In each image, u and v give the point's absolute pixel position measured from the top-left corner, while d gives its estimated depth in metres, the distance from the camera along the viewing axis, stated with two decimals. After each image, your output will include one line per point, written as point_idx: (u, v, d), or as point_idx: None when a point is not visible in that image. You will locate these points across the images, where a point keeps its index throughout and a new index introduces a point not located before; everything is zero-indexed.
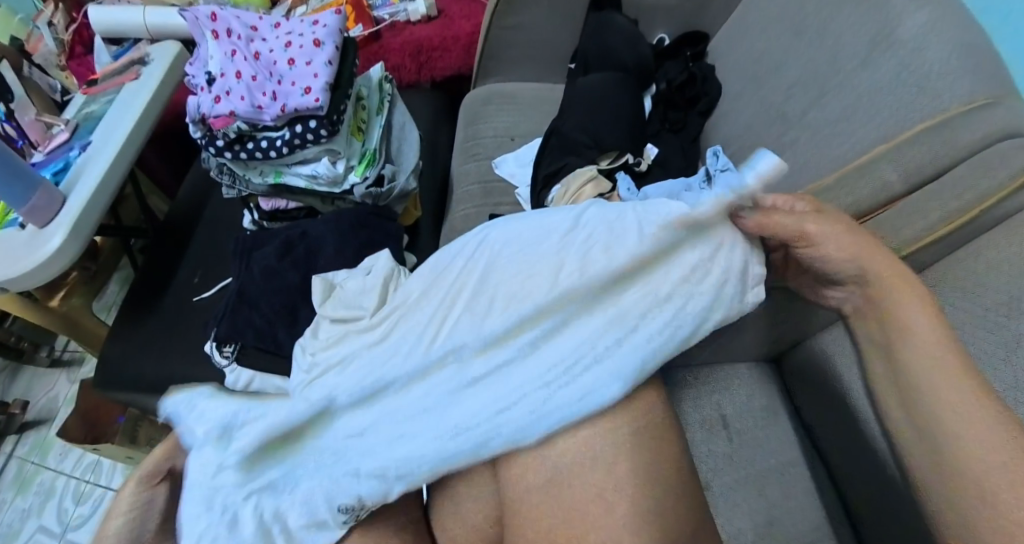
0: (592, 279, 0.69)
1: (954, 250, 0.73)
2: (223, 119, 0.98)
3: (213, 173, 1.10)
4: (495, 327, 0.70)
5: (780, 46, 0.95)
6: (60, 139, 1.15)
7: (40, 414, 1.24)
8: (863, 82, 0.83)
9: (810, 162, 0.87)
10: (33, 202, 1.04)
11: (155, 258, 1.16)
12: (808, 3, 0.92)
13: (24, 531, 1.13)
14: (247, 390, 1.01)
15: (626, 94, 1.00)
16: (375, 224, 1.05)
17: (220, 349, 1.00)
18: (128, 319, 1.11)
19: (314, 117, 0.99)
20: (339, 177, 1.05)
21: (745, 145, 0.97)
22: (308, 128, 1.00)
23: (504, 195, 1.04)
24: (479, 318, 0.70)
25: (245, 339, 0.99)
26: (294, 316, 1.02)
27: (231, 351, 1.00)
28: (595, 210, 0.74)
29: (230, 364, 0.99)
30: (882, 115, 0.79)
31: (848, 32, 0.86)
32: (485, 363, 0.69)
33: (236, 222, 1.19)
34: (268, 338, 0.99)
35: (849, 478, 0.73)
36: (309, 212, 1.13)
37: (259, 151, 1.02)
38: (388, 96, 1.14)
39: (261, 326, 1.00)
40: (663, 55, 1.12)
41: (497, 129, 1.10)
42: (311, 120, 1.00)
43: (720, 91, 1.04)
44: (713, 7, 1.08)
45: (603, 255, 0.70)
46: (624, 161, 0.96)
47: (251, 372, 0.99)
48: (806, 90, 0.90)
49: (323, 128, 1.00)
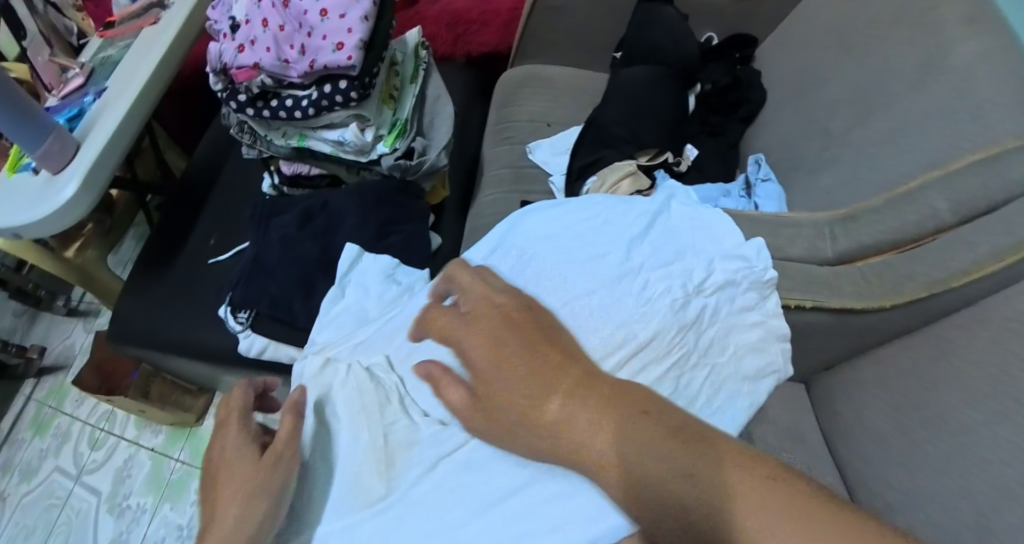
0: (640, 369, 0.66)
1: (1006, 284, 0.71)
2: (246, 72, 0.95)
3: (234, 131, 1.07)
4: None
5: (827, 60, 0.93)
6: (75, 83, 1.11)
7: (57, 360, 1.24)
8: (914, 106, 0.81)
9: (852, 182, 0.85)
10: (45, 148, 1.01)
11: (169, 216, 1.14)
12: (862, 18, 0.90)
13: (42, 470, 1.15)
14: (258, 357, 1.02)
15: (672, 90, 0.97)
16: (400, 201, 1.03)
17: (234, 314, 1.00)
18: (144, 276, 1.10)
19: (345, 77, 0.94)
20: (367, 146, 1.01)
21: (787, 155, 0.95)
22: (337, 90, 0.94)
23: (534, 182, 1.03)
24: None
25: (260, 308, 0.99)
26: (312, 288, 0.99)
27: (245, 318, 1.00)
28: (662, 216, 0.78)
29: (245, 330, 1.00)
30: (932, 140, 0.78)
31: (899, 52, 0.84)
32: None
33: (255, 185, 1.16)
34: (283, 307, 0.98)
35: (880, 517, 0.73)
36: (331, 181, 1.11)
37: (283, 110, 0.98)
38: (423, 64, 1.09)
39: (276, 296, 0.99)
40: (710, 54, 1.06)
41: (531, 113, 1.08)
42: (341, 80, 0.94)
43: (765, 99, 1.02)
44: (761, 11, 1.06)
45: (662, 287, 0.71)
46: (664, 160, 0.96)
47: (265, 339, 1.00)
48: (853, 106, 0.88)
49: (354, 90, 0.94)
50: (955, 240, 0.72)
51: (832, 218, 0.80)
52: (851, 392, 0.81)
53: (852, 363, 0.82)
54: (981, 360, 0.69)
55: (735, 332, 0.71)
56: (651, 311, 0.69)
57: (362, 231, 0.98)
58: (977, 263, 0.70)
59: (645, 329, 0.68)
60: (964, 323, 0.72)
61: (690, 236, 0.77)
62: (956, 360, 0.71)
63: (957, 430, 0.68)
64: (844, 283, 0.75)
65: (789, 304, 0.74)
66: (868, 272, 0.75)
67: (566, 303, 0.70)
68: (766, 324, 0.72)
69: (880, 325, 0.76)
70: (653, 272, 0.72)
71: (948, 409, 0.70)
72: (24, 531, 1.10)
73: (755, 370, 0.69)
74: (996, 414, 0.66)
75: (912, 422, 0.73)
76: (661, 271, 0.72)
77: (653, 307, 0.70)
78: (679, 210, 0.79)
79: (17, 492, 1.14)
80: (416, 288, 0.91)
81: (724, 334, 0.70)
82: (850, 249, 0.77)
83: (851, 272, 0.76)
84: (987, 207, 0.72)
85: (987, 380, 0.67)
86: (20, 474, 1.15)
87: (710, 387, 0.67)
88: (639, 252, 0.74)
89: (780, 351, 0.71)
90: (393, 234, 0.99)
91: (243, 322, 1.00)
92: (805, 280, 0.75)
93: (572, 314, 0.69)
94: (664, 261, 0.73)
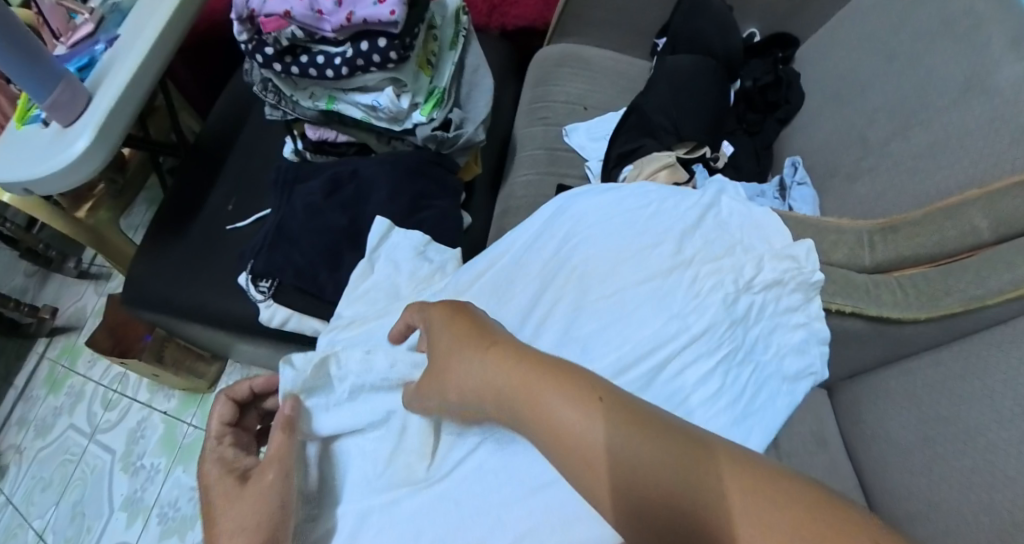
0: (693, 357, 0.71)
1: None
2: (275, 21, 0.85)
3: (256, 89, 0.98)
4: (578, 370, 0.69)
5: (869, 66, 0.92)
6: (84, 31, 1.04)
7: (68, 320, 1.22)
8: (954, 122, 0.79)
9: (889, 193, 0.84)
10: (56, 97, 0.94)
11: (186, 178, 1.11)
12: (906, 29, 0.87)
13: (57, 427, 1.15)
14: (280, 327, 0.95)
15: (716, 82, 0.98)
16: (434, 175, 0.97)
17: (255, 283, 0.93)
18: (160, 237, 1.06)
19: (384, 35, 0.86)
20: (402, 114, 0.94)
21: (824, 160, 0.95)
22: (375, 48, 0.86)
23: (570, 165, 1.03)
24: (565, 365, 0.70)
25: (284, 277, 0.92)
26: (338, 260, 0.93)
27: (267, 286, 0.93)
28: (711, 213, 0.82)
29: (266, 300, 0.93)
30: (972, 158, 0.76)
31: (944, 64, 0.81)
32: None
33: (274, 150, 1.12)
34: (309, 278, 0.92)
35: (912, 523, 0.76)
36: (359, 149, 1.02)
37: (313, 68, 0.89)
38: (463, 31, 1.03)
39: (302, 265, 0.92)
40: (752, 52, 1.09)
41: (569, 95, 1.07)
42: (379, 38, 0.86)
43: (803, 100, 1.01)
44: (805, 11, 1.05)
45: (714, 280, 0.75)
46: (703, 154, 0.94)
47: (288, 311, 0.93)
48: (892, 116, 0.86)
49: (393, 51, 0.86)
50: (994, 259, 0.71)
51: (872, 227, 0.81)
52: (880, 397, 0.84)
53: (880, 374, 0.84)
54: (1013, 379, 0.69)
55: (781, 330, 0.77)
56: (702, 305, 0.73)
57: (393, 203, 0.93)
58: (1014, 283, 0.69)
59: (698, 323, 0.72)
60: (998, 340, 0.72)
61: (739, 232, 0.81)
62: (988, 378, 0.71)
63: (984, 446, 0.70)
64: (881, 291, 0.77)
65: (831, 307, 0.77)
66: (905, 284, 0.77)
67: (614, 292, 0.74)
68: (809, 327, 0.77)
69: (912, 338, 0.78)
70: (703, 266, 0.76)
71: (981, 424, 0.71)
72: (41, 483, 1.11)
73: (795, 372, 0.77)
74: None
75: (939, 436, 0.75)
76: (711, 265, 0.76)
77: (704, 303, 0.73)
78: (727, 208, 0.83)
79: (33, 447, 1.14)
80: (449, 268, 0.87)
81: (768, 333, 0.76)
82: (889, 259, 0.79)
83: (889, 282, 0.78)
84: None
85: (1018, 399, 0.68)
86: (36, 430, 1.16)
87: (754, 381, 0.74)
88: (690, 245, 0.78)
89: (817, 353, 0.78)
90: (425, 209, 0.94)
91: (265, 291, 0.93)
92: (845, 285, 0.78)
93: (628, 307, 0.73)
94: (714, 256, 0.77)
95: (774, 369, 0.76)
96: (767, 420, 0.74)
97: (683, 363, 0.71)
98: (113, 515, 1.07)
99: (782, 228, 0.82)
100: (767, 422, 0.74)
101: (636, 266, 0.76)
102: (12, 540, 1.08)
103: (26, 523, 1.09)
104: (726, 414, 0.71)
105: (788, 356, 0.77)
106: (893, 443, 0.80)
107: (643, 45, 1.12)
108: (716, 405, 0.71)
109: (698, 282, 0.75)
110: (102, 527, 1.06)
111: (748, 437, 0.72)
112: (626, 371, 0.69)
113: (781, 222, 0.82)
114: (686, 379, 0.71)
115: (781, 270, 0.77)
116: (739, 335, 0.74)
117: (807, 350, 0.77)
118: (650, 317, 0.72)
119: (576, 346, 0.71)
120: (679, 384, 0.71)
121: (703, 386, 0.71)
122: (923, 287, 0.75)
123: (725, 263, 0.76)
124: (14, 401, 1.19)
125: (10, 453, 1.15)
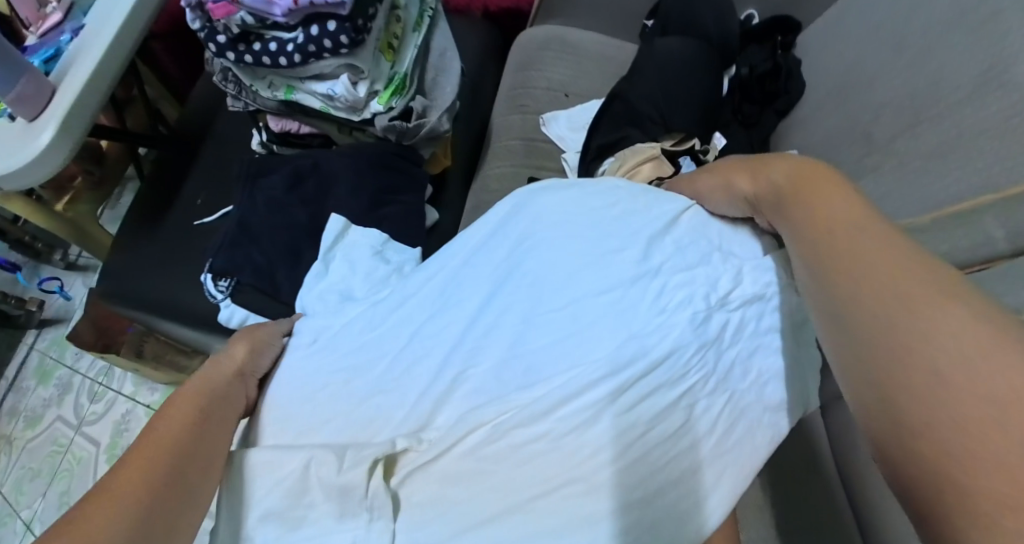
0: (652, 383, 0.59)
1: None
2: (223, 6, 0.80)
3: (218, 79, 0.93)
4: (516, 406, 0.58)
5: (877, 52, 0.81)
6: (54, 20, 1.01)
7: (57, 312, 1.24)
8: (966, 120, 0.66)
9: (890, 198, 0.73)
10: (18, 90, 0.90)
11: (160, 169, 1.08)
12: (921, 9, 0.76)
13: (46, 418, 1.18)
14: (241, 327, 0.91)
15: (706, 65, 0.90)
16: (399, 168, 0.92)
17: (214, 281, 0.88)
18: (134, 231, 1.04)
19: (334, 17, 0.79)
20: (360, 103, 0.88)
21: (826, 158, 0.84)
22: (326, 32, 0.80)
23: (548, 158, 0.97)
24: (505, 392, 0.60)
25: (242, 276, 0.87)
26: (298, 257, 0.88)
27: (226, 286, 0.88)
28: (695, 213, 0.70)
29: (224, 300, 0.88)
30: (984, 161, 0.63)
31: (957, 54, 0.69)
32: (502, 420, 0.58)
33: (247, 141, 1.08)
34: (266, 277, 0.87)
35: None
36: (324, 141, 0.97)
37: (266, 56, 0.83)
38: (429, 12, 0.97)
39: (261, 263, 0.88)
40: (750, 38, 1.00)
41: (551, 81, 1.01)
42: (330, 21, 0.79)
43: (803, 90, 0.93)
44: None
45: (684, 296, 0.63)
46: (691, 146, 0.86)
47: (246, 312, 0.88)
48: (900, 110, 0.75)
49: (344, 34, 0.80)
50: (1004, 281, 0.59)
51: None
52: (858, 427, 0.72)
53: None
54: None
55: (761, 354, 0.64)
56: (667, 323, 0.62)
57: (353, 199, 0.88)
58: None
59: (662, 344, 0.61)
60: None
61: (720, 236, 0.67)
62: None
63: None
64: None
65: None
66: None
67: (565, 308, 0.64)
68: (794, 352, 0.65)
69: None
70: (674, 275, 0.65)
71: None
72: (30, 473, 1.14)
73: (778, 401, 0.63)
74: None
75: None
76: (683, 275, 0.64)
77: (668, 319, 0.62)
78: None
79: (23, 437, 1.17)
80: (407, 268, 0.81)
81: (746, 356, 0.63)
82: None
83: None
84: None
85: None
86: (26, 420, 1.18)
87: (728, 414, 0.60)
88: (660, 252, 0.66)
89: (807, 383, 0.65)
90: (388, 205, 0.89)
91: (224, 291, 0.88)
92: None
93: (582, 321, 0.63)
94: (687, 263, 0.65)
95: (752, 398, 0.62)
96: (742, 461, 0.60)
97: (641, 391, 0.58)
98: None
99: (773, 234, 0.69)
100: (744, 461, 0.60)
101: (595, 274, 0.65)
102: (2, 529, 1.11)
103: (15, 512, 1.11)
104: (692, 454, 0.58)
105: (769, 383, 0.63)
106: None
107: (635, 28, 1.04)
108: (680, 444, 0.58)
109: (665, 295, 0.63)
110: None
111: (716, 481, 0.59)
112: (572, 397, 0.58)
113: None
114: (642, 413, 0.58)
115: (764, 284, 0.65)
116: (711, 358, 0.61)
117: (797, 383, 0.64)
118: (604, 335, 0.61)
119: (519, 369, 0.62)
120: (635, 415, 0.58)
121: (663, 421, 0.58)
122: None
123: (705, 272, 0.65)
124: (5, 391, 1.21)
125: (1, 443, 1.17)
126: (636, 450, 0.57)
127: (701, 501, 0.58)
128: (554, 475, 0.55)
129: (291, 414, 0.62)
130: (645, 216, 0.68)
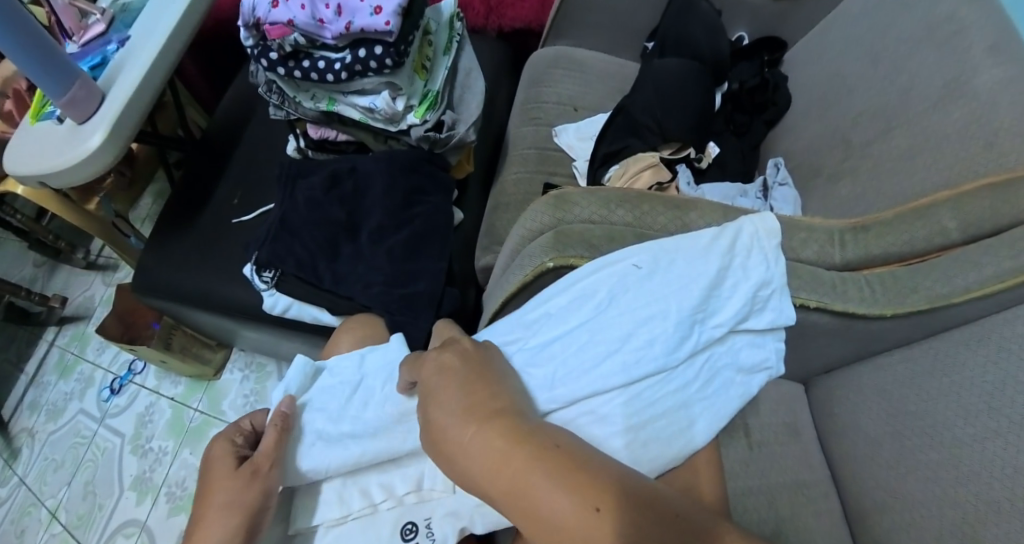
0: (649, 347, 0.71)
1: (1004, 309, 0.73)
2: (279, 28, 0.88)
3: (261, 90, 1.01)
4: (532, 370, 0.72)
5: (854, 70, 0.95)
6: (96, 30, 1.07)
7: (77, 309, 1.29)
8: (933, 128, 0.82)
9: (868, 195, 0.88)
10: (71, 94, 0.97)
11: (194, 170, 1.14)
12: (893, 31, 0.90)
13: (68, 411, 1.22)
14: (282, 314, 1.01)
15: (702, 83, 1.03)
16: (426, 172, 1.02)
17: (258, 273, 0.98)
18: (168, 227, 1.10)
19: (380, 42, 0.89)
20: (397, 115, 0.98)
21: (807, 163, 0.99)
22: (372, 55, 0.90)
23: (559, 164, 1.08)
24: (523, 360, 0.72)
25: (285, 268, 0.95)
26: (337, 251, 0.97)
27: (270, 277, 0.97)
28: (709, 234, 0.77)
29: (269, 289, 0.98)
30: (947, 162, 0.79)
31: (924, 71, 0.84)
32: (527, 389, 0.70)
33: (279, 144, 1.16)
34: (309, 269, 0.95)
35: (878, 510, 0.79)
36: (358, 147, 1.07)
37: (314, 72, 0.92)
38: (457, 36, 1.07)
39: (303, 256, 0.96)
40: (740, 55, 1.14)
41: (560, 96, 1.13)
42: (376, 45, 0.89)
43: (790, 103, 1.06)
44: (797, 17, 1.10)
45: (674, 282, 0.74)
46: (686, 155, 1.00)
47: (289, 299, 0.98)
48: (874, 121, 0.89)
49: (388, 57, 0.89)
50: (960, 259, 0.74)
51: (843, 226, 0.82)
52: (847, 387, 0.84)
53: (853, 368, 0.87)
54: (978, 376, 0.72)
55: (755, 319, 0.75)
56: (658, 307, 0.73)
57: (389, 199, 0.98)
58: (979, 282, 0.72)
59: (654, 320, 0.72)
60: (964, 338, 0.75)
61: (712, 242, 0.76)
62: (961, 372, 0.74)
63: (950, 442, 0.73)
64: (848, 288, 0.77)
65: (797, 302, 0.77)
66: (873, 282, 0.78)
67: (573, 303, 0.74)
68: (771, 319, 0.75)
69: (885, 333, 0.80)
70: (667, 273, 0.74)
71: (945, 422, 0.74)
72: (53, 464, 1.18)
73: (751, 364, 0.77)
74: (988, 431, 0.70)
75: (908, 430, 0.78)
76: (671, 273, 0.74)
77: (657, 303, 0.73)
78: (733, 229, 0.77)
79: (44, 430, 1.21)
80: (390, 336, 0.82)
81: (732, 324, 0.74)
82: (859, 257, 0.79)
83: (858, 280, 0.78)
84: (994, 229, 0.74)
85: (983, 396, 0.71)
86: (47, 413, 1.22)
87: (708, 370, 0.75)
88: (656, 268, 0.74)
89: (775, 347, 0.77)
90: (419, 204, 0.99)
91: (268, 282, 0.98)
92: (811, 280, 0.77)
93: (587, 315, 0.73)
94: (673, 263, 0.75)
95: (727, 360, 0.76)
96: (717, 401, 0.75)
97: (629, 362, 0.71)
98: (123, 494, 1.13)
99: (778, 228, 0.78)
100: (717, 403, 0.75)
101: (602, 285, 0.74)
102: (26, 518, 1.15)
103: (40, 502, 1.15)
104: (690, 392, 0.73)
105: (742, 350, 0.76)
106: (862, 435, 0.84)
107: (638, 45, 1.18)
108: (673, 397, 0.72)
109: (653, 285, 0.74)
110: (113, 506, 1.12)
111: (694, 425, 0.73)
112: (577, 363, 0.71)
113: (777, 220, 0.81)
114: (640, 372, 0.71)
115: (745, 268, 0.75)
116: (699, 332, 0.73)
117: (765, 348, 0.77)
118: (606, 315, 0.73)
119: (535, 347, 0.73)
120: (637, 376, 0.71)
121: (663, 376, 0.72)
122: (892, 288, 0.76)
123: None
124: (24, 386, 1.26)
125: (22, 436, 1.21)
126: (637, 400, 0.71)
127: (695, 425, 0.73)
128: (565, 402, 0.70)
129: (336, 413, 0.73)
130: (671, 256, 0.75)
